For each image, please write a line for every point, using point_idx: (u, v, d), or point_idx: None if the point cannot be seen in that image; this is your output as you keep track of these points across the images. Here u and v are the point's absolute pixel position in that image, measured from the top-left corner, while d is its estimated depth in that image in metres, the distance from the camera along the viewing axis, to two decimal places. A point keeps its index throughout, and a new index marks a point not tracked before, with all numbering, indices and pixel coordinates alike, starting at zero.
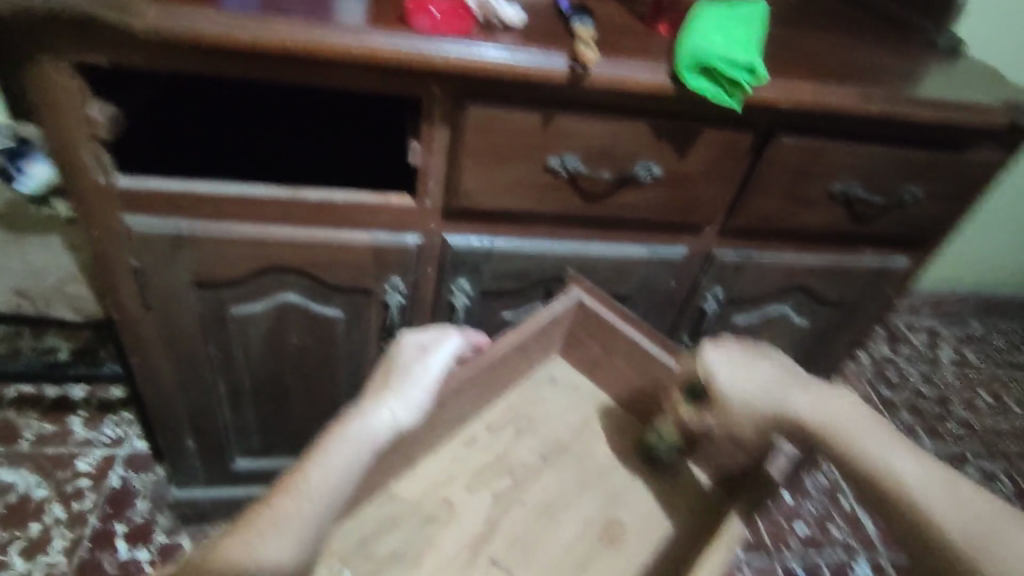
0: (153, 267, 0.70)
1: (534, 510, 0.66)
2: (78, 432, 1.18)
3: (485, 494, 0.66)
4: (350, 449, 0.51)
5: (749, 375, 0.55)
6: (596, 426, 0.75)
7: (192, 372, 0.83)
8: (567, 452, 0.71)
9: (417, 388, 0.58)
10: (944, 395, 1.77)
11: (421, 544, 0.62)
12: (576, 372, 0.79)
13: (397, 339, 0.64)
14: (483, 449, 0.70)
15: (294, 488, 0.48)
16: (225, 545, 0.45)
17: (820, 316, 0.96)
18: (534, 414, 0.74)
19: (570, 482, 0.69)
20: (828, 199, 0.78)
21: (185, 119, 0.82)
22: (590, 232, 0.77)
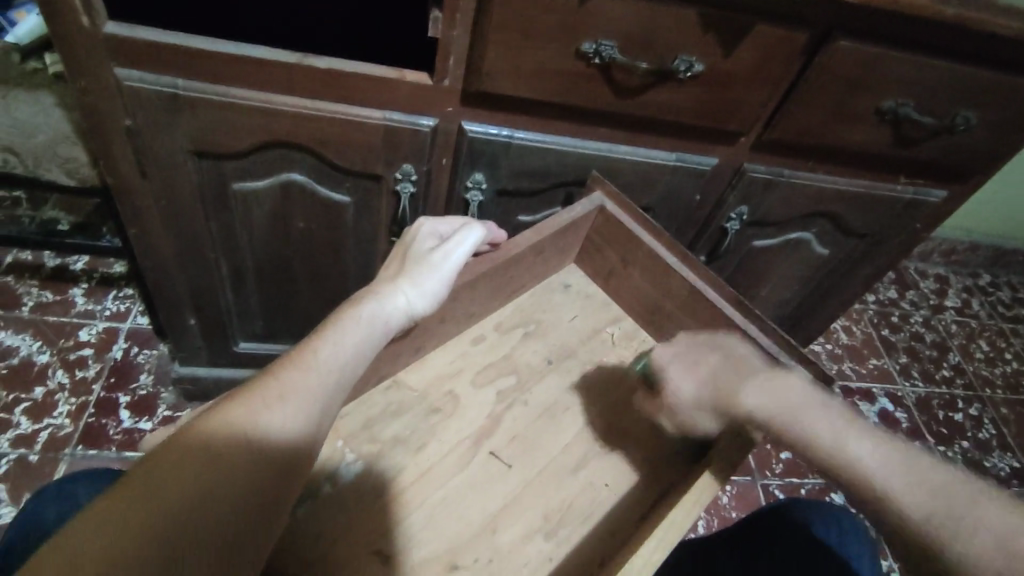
0: (148, 128, 0.66)
1: (535, 409, 0.66)
2: (79, 303, 1.18)
3: (487, 390, 0.66)
4: (362, 329, 0.51)
5: (695, 379, 0.58)
6: (603, 335, 0.73)
7: (192, 248, 0.81)
8: (572, 357, 0.71)
9: (431, 275, 0.56)
10: (943, 341, 1.77)
11: (422, 431, 0.62)
12: (589, 282, 0.78)
13: (411, 225, 0.61)
14: (487, 348, 0.69)
15: (301, 361, 0.47)
16: (229, 408, 0.43)
17: (844, 246, 0.93)
18: (541, 318, 0.73)
19: (573, 386, 0.68)
20: (876, 116, 0.72)
21: None
22: (617, 133, 0.72)
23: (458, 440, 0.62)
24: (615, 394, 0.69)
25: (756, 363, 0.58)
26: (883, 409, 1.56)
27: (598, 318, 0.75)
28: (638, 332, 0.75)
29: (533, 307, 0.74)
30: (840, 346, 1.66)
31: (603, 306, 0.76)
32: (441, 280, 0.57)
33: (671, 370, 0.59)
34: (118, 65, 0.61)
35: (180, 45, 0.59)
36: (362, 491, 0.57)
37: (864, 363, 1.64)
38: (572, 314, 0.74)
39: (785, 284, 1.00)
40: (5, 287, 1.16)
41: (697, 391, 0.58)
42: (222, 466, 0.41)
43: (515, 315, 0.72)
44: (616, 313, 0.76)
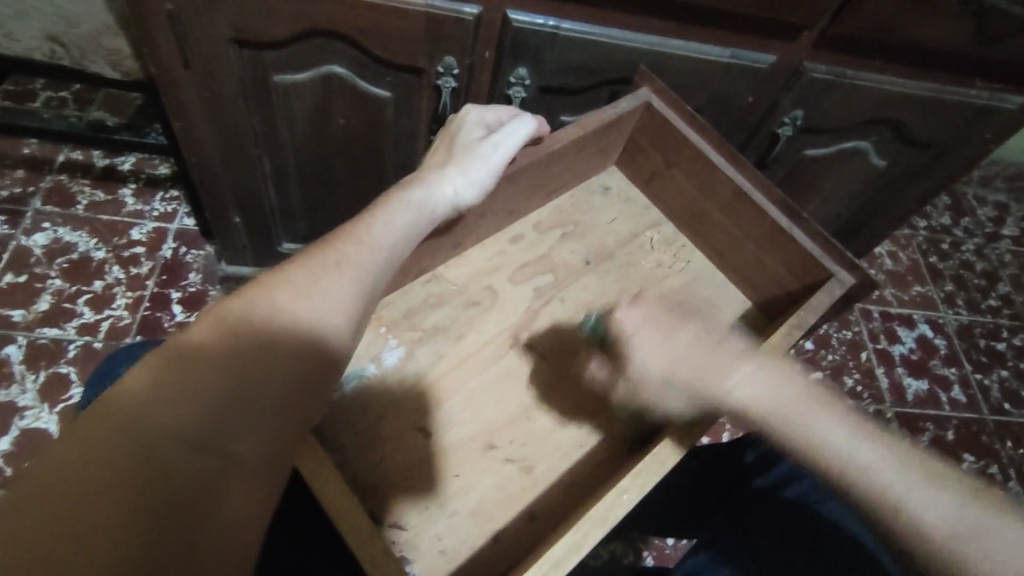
0: (189, 14, 0.65)
1: (574, 306, 0.67)
2: (129, 203, 1.21)
3: (526, 286, 0.67)
4: (411, 214, 0.52)
5: (659, 349, 0.51)
6: (642, 238, 0.73)
7: (236, 145, 0.82)
8: (612, 259, 0.71)
9: (481, 165, 0.56)
10: (994, 271, 1.70)
11: (464, 321, 0.64)
12: (631, 185, 0.77)
13: (457, 113, 0.60)
14: (527, 247, 0.70)
15: (356, 236, 0.49)
16: (283, 276, 0.45)
17: (902, 158, 0.88)
18: (581, 219, 0.73)
19: (612, 287, 0.69)
20: (957, 8, 0.66)
21: None
22: (671, 25, 0.68)
23: (497, 331, 0.64)
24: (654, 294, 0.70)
25: (734, 343, 0.52)
26: (921, 335, 1.53)
27: (639, 222, 0.74)
28: (678, 237, 0.75)
29: (573, 209, 0.73)
30: (884, 272, 1.61)
31: (645, 210, 0.75)
32: (490, 170, 0.57)
33: (638, 339, 0.51)
34: None
35: None
36: (405, 375, 0.60)
37: (907, 290, 1.60)
38: (612, 217, 0.74)
39: (832, 197, 0.96)
40: (59, 185, 1.20)
41: (661, 364, 0.51)
42: (279, 330, 0.43)
43: (556, 215, 0.72)
44: (657, 218, 0.75)
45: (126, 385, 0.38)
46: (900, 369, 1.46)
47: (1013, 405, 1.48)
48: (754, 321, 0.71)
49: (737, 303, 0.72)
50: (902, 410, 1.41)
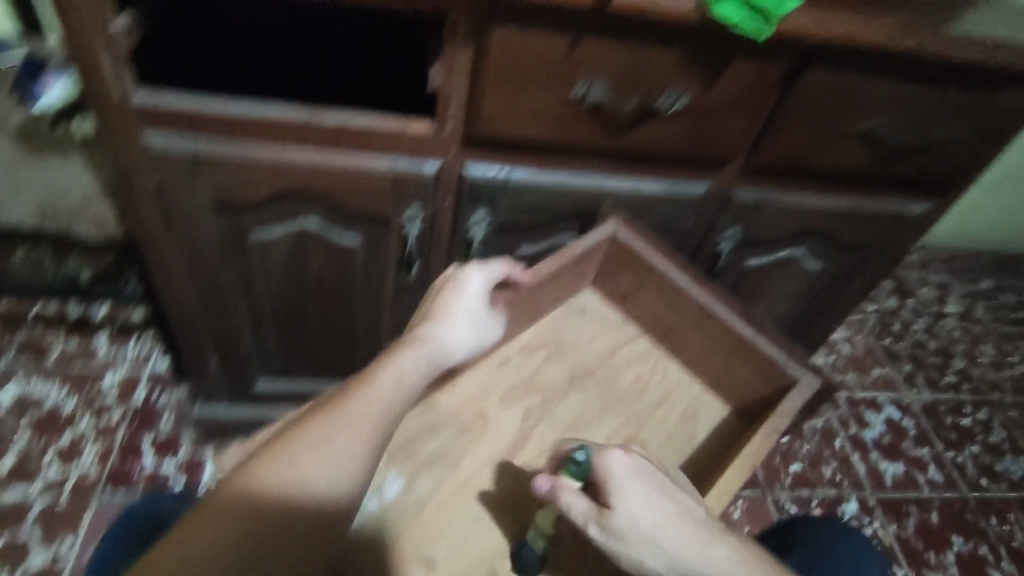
0: (173, 185, 0.71)
1: (559, 425, 0.70)
2: (102, 352, 1.21)
3: (516, 408, 0.70)
4: (416, 365, 0.58)
5: (639, 497, 0.54)
6: (622, 354, 0.76)
7: (213, 295, 0.86)
8: (593, 377, 0.74)
9: (467, 323, 0.64)
10: (947, 348, 1.79)
11: (458, 451, 0.66)
12: (606, 306, 0.80)
13: (464, 266, 0.65)
14: (514, 370, 0.72)
15: (367, 387, 0.54)
16: (304, 433, 0.50)
17: (835, 262, 0.96)
18: (563, 340, 0.76)
19: (593, 403, 0.72)
20: (854, 139, 0.76)
21: (204, 34, 0.71)
22: (612, 166, 0.76)
23: (489, 455, 0.66)
24: (635, 409, 0.72)
25: (716, 521, 0.57)
26: (889, 418, 1.57)
27: (615, 337, 0.78)
28: (654, 351, 0.78)
29: (555, 332, 0.76)
30: (843, 357, 1.68)
31: (621, 325, 0.79)
32: (477, 329, 0.65)
33: (626, 497, 0.54)
34: (146, 129, 0.66)
35: (200, 108, 0.64)
36: (406, 505, 0.62)
37: (868, 373, 1.66)
38: (593, 333, 0.77)
39: (779, 300, 1.03)
40: (32, 338, 1.20)
41: (646, 526, 0.54)
42: (297, 489, 0.47)
43: (539, 338, 0.75)
44: (633, 334, 0.78)
45: (160, 550, 0.43)
46: (875, 454, 1.49)
47: (989, 480, 1.51)
48: (721, 430, 0.74)
49: (708, 412, 0.75)
50: (883, 496, 1.43)
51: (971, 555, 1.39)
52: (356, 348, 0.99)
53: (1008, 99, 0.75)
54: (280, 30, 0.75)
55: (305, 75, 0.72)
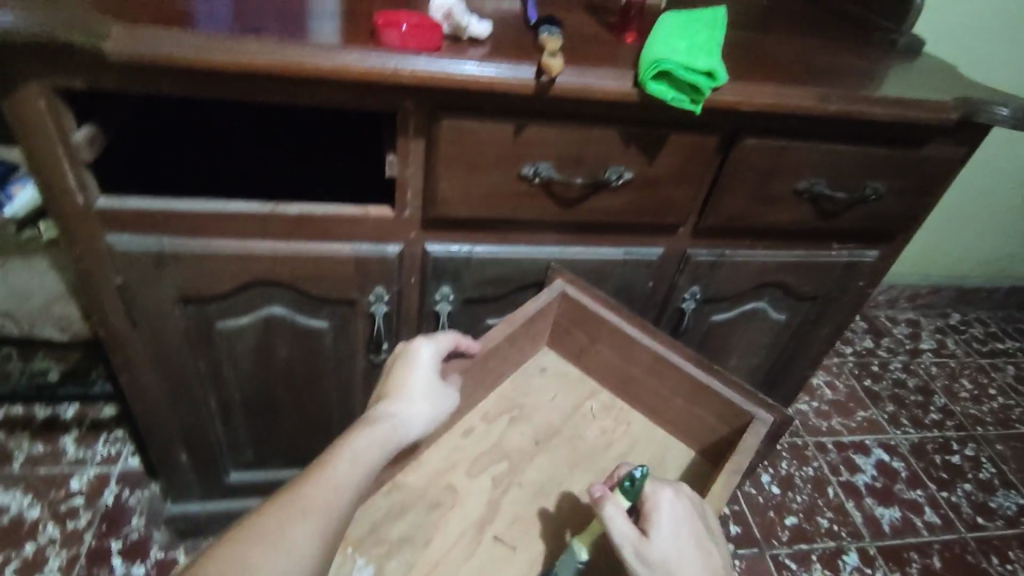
0: (137, 282, 0.72)
1: (531, 490, 0.69)
2: (70, 452, 1.18)
3: (483, 477, 0.69)
4: (371, 445, 0.56)
5: (678, 527, 0.56)
6: (584, 411, 0.77)
7: (181, 387, 0.85)
8: (558, 437, 0.74)
9: (426, 397, 0.63)
10: (925, 385, 1.80)
11: (429, 528, 0.64)
12: (564, 359, 0.81)
13: (413, 340, 0.66)
14: (478, 438, 0.72)
15: (318, 474, 0.53)
16: (256, 528, 0.48)
17: (797, 311, 0.99)
18: (524, 401, 0.77)
19: (562, 465, 0.71)
20: (794, 196, 0.80)
21: (170, 138, 0.75)
22: (568, 236, 0.79)
23: (461, 531, 0.65)
24: (600, 464, 0.72)
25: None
26: (879, 460, 1.56)
27: (577, 393, 0.79)
28: (616, 401, 0.79)
29: (515, 394, 0.77)
30: (826, 403, 1.68)
31: (581, 380, 0.80)
32: (436, 402, 0.64)
33: (665, 522, 0.56)
34: (109, 231, 0.67)
35: (163, 209, 0.66)
36: None
37: (852, 417, 1.66)
38: (553, 390, 0.79)
39: (750, 353, 1.04)
40: None
41: (675, 554, 0.55)
42: None
43: (500, 403, 0.76)
44: (595, 387, 0.80)
45: None
46: (869, 500, 1.46)
47: (986, 518, 1.49)
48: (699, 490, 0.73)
49: (685, 473, 0.75)
50: (883, 543, 1.38)
51: None
52: (330, 431, 0.97)
53: (933, 151, 0.80)
54: (243, 135, 0.79)
55: (267, 172, 0.75)
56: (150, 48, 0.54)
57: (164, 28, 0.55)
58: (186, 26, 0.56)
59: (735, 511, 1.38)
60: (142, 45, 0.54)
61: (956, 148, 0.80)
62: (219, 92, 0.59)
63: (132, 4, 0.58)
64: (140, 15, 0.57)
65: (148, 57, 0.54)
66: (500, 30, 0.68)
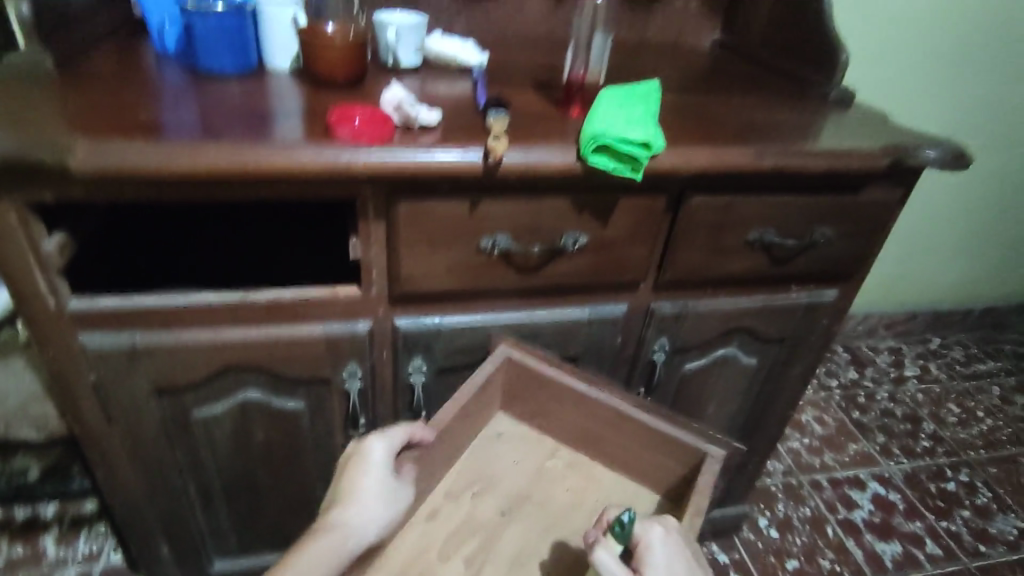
0: (111, 379, 0.73)
1: (506, 563, 0.69)
2: (51, 551, 1.16)
3: (455, 562, 0.69)
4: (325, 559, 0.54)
5: (671, 564, 0.56)
6: (548, 472, 0.77)
7: (159, 479, 0.85)
8: (526, 505, 0.74)
9: (378, 500, 0.61)
10: (913, 412, 1.81)
11: None
12: (520, 423, 0.81)
13: (367, 436, 0.65)
14: (445, 519, 0.72)
15: None
16: None
17: (767, 353, 1.01)
18: (489, 471, 0.76)
19: (534, 531, 0.72)
20: (746, 246, 0.83)
21: (143, 237, 0.78)
22: (532, 300, 0.82)
23: None
24: (573, 528, 0.72)
25: None
26: (874, 494, 1.55)
27: (538, 455, 0.79)
28: (579, 457, 0.79)
29: (477, 466, 0.77)
30: (816, 439, 1.68)
31: (540, 438, 0.80)
32: (391, 502, 0.63)
33: (658, 563, 0.56)
34: (82, 331, 0.69)
35: (134, 306, 0.68)
36: None
37: (844, 451, 1.65)
38: (513, 457, 0.78)
39: (727, 398, 1.06)
40: None
41: None
42: None
43: (462, 478, 0.76)
44: (555, 444, 0.80)
45: None
46: (868, 536, 1.45)
47: (987, 545, 1.47)
48: None
49: None
50: None
51: None
52: (313, 511, 0.96)
53: (871, 195, 0.84)
54: (214, 228, 0.83)
55: (237, 262, 0.78)
56: (116, 160, 0.57)
57: (128, 140, 0.59)
58: (149, 138, 0.60)
59: (734, 559, 1.36)
60: (107, 158, 0.57)
61: (893, 190, 0.85)
62: (182, 194, 0.62)
63: (99, 120, 0.62)
64: (106, 130, 0.60)
65: (112, 169, 0.57)
66: (450, 115, 0.72)
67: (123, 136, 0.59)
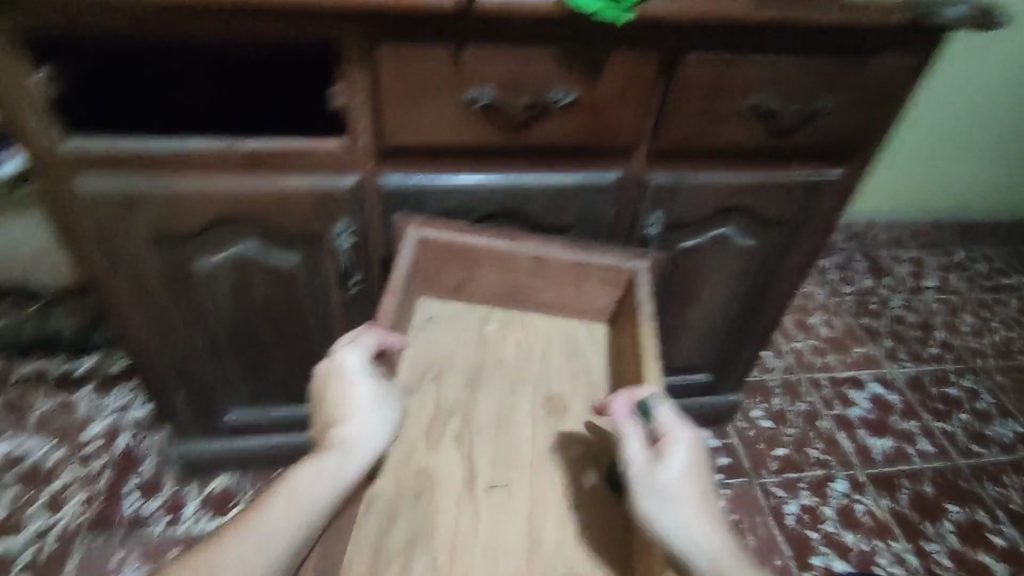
0: (112, 225, 0.76)
1: (490, 428, 0.75)
2: (86, 405, 1.25)
3: (446, 444, 0.73)
4: (330, 463, 0.58)
5: (678, 459, 0.60)
6: (488, 336, 0.82)
7: (168, 328, 0.90)
8: (487, 372, 0.79)
9: (374, 407, 0.64)
10: (926, 320, 1.79)
11: (426, 517, 0.67)
12: (445, 299, 0.84)
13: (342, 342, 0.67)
14: (417, 413, 0.75)
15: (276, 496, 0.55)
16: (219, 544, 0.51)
17: (766, 235, 0.99)
18: (435, 356, 0.79)
19: (501, 391, 0.78)
20: (746, 112, 0.80)
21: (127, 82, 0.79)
22: (523, 164, 0.81)
23: (452, 497, 0.69)
24: (532, 376, 0.79)
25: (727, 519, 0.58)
26: (873, 394, 1.56)
27: (475, 323, 0.83)
28: (511, 315, 0.84)
29: (423, 352, 0.80)
30: (821, 341, 1.68)
31: (470, 308, 0.84)
32: (384, 411, 0.64)
33: (669, 442, 0.62)
34: (79, 174, 0.72)
35: (124, 149, 0.70)
36: None
37: (847, 353, 1.66)
38: (456, 337, 0.82)
39: (722, 283, 1.05)
40: (18, 399, 1.24)
41: (671, 472, 0.59)
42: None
43: (416, 368, 0.78)
44: (487, 311, 0.84)
45: None
46: (860, 431, 1.48)
47: (978, 446, 1.49)
48: None
49: None
50: (873, 472, 1.40)
51: (968, 523, 1.35)
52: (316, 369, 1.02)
53: (887, 60, 0.79)
54: (212, 82, 0.84)
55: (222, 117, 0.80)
56: None
57: None
58: None
59: (725, 444, 1.41)
60: None
61: (910, 56, 0.80)
62: (163, 26, 0.62)
63: None
64: None
65: None
66: None
67: None
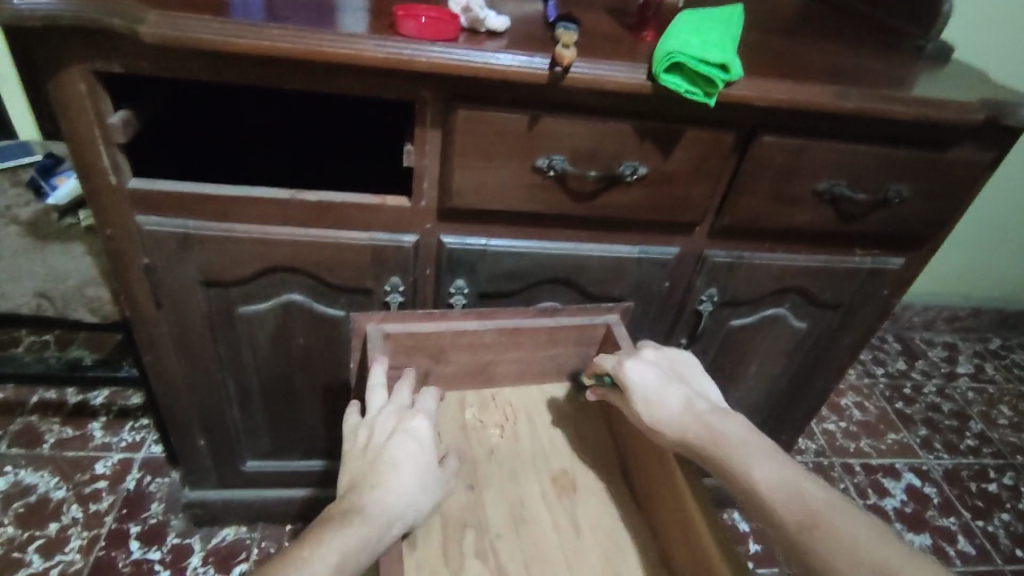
0: (163, 264, 0.75)
1: (511, 527, 0.67)
2: (98, 437, 1.22)
3: (470, 561, 0.63)
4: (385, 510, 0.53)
5: (641, 365, 0.65)
6: (470, 425, 0.75)
7: (201, 370, 0.88)
8: (485, 466, 0.72)
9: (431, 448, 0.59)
10: (962, 409, 1.73)
11: None
12: None
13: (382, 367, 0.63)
14: (426, 537, 0.65)
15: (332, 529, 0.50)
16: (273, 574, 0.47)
17: (818, 319, 0.97)
18: None
19: (504, 482, 0.71)
20: (814, 197, 0.79)
21: (208, 129, 0.84)
22: (582, 233, 0.80)
23: None
24: (528, 459, 0.74)
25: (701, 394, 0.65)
26: (909, 485, 1.50)
27: (452, 415, 0.76)
28: (484, 395, 0.79)
29: None
30: (854, 424, 1.62)
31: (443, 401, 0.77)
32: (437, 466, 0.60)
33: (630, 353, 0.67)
34: (139, 213, 0.71)
35: (189, 192, 0.69)
36: None
37: (882, 439, 1.60)
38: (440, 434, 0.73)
39: (769, 363, 1.02)
40: (29, 425, 1.21)
41: (640, 377, 0.64)
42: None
43: None
44: (460, 395, 0.79)
45: None
46: (897, 525, 1.40)
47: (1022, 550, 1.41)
48: None
49: None
50: None
51: None
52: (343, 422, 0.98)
53: (959, 155, 0.78)
54: (280, 130, 0.87)
55: (295, 166, 0.83)
56: (183, 32, 0.57)
57: (197, 14, 0.58)
58: (217, 14, 0.59)
59: None
60: (173, 29, 0.57)
61: (983, 152, 0.79)
62: (249, 77, 0.62)
63: None
64: (174, 2, 0.60)
65: (182, 42, 0.57)
66: (518, 26, 0.70)
67: (194, 11, 0.59)
